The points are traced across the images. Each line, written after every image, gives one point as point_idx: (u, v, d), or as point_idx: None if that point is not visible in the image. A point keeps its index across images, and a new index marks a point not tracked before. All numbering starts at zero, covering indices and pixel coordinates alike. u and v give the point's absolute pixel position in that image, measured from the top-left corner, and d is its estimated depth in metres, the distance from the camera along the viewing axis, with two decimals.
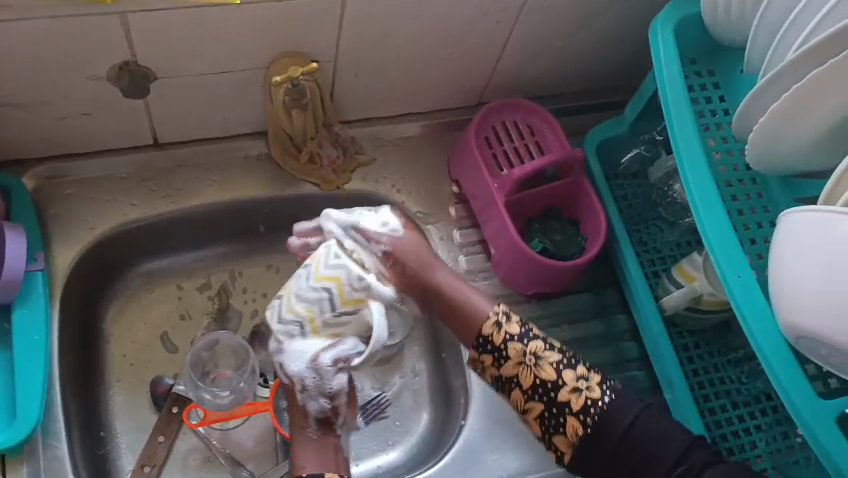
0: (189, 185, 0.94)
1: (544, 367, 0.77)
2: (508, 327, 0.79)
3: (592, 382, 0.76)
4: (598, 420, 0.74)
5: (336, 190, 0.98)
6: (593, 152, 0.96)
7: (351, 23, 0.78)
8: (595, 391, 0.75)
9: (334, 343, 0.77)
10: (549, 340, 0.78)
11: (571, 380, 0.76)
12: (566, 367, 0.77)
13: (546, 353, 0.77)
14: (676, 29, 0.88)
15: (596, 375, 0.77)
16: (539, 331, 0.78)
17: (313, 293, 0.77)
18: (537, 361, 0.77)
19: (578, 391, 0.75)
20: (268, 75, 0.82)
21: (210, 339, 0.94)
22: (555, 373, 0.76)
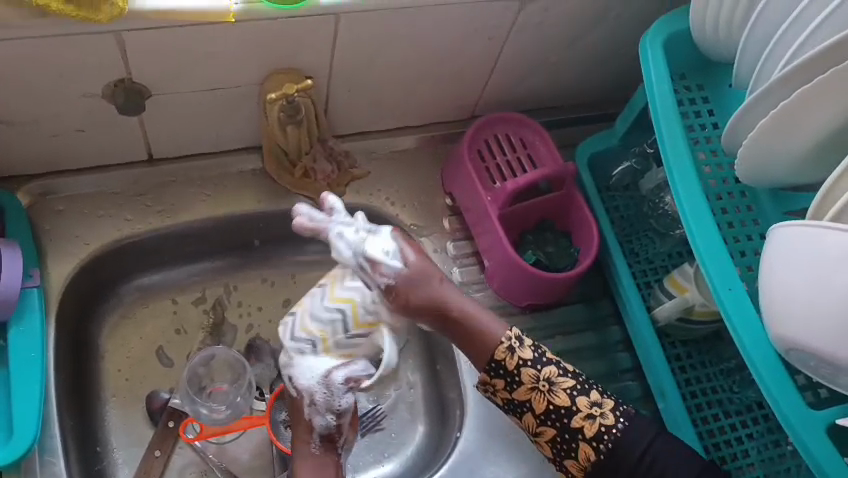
0: (57, 227, 0.91)
1: (525, 371, 0.78)
2: (520, 353, 0.79)
3: (606, 409, 0.78)
4: (610, 449, 0.76)
5: (200, 226, 0.97)
6: (451, 175, 1.00)
7: (198, 58, 0.79)
8: (569, 391, 0.78)
9: (345, 363, 0.71)
10: (532, 346, 0.80)
11: (529, 377, 0.78)
12: (561, 376, 0.79)
13: (552, 375, 0.78)
14: (512, 59, 0.95)
15: (609, 401, 0.78)
16: (511, 340, 0.79)
17: (317, 324, 0.71)
18: (552, 387, 0.78)
19: (593, 418, 0.77)
20: (107, 112, 0.84)
21: (75, 384, 0.90)
22: (543, 379, 0.78)
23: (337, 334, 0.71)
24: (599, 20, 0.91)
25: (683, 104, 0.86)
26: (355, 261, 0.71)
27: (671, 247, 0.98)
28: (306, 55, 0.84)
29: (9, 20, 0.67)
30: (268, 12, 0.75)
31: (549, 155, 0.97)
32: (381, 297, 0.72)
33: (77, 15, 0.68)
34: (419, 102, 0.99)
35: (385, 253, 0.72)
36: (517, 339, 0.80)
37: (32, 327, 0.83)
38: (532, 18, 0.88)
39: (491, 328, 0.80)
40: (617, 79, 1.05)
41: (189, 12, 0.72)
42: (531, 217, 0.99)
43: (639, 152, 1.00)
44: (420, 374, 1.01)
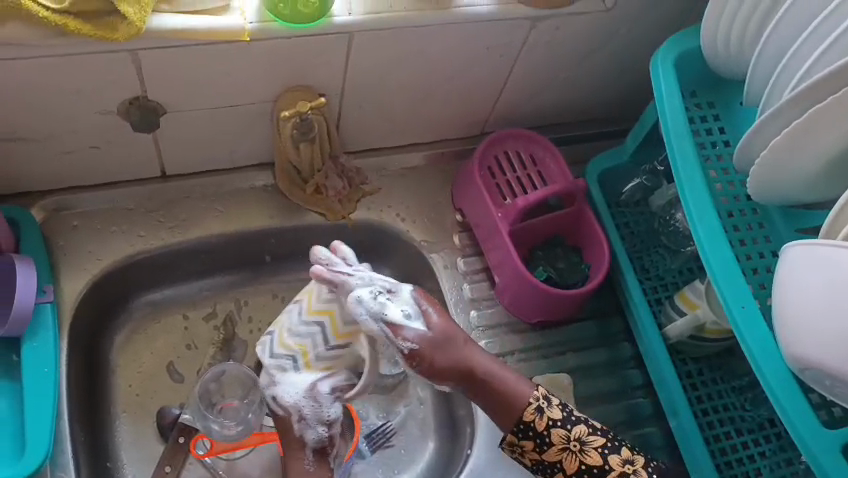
0: (70, 242, 0.92)
1: (555, 432, 0.80)
2: (549, 413, 0.80)
3: (638, 466, 0.79)
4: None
5: (212, 242, 0.97)
6: (462, 191, 1.00)
7: (213, 76, 0.80)
8: (601, 451, 0.79)
9: (327, 376, 0.77)
10: (560, 406, 0.81)
11: (560, 438, 0.79)
12: (591, 436, 0.79)
13: (582, 434, 0.79)
14: (522, 76, 0.95)
15: (640, 458, 0.79)
16: (539, 401, 0.81)
17: (296, 340, 0.78)
18: (583, 447, 0.79)
19: (627, 476, 0.78)
20: (122, 130, 0.84)
21: (87, 399, 0.90)
22: (573, 439, 0.79)
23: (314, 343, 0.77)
24: (609, 38, 0.92)
25: (694, 121, 0.86)
26: (379, 327, 0.75)
27: (682, 264, 0.98)
28: (319, 73, 0.85)
29: (28, 39, 0.68)
30: (283, 31, 0.76)
31: (559, 171, 0.97)
32: (405, 357, 0.78)
33: (94, 34, 0.69)
34: (430, 119, 0.99)
35: (403, 314, 0.77)
36: (545, 398, 0.81)
37: (46, 343, 0.83)
38: (543, 36, 0.88)
39: (517, 390, 0.81)
40: (627, 96, 1.06)
41: (205, 31, 0.73)
42: (542, 233, 0.99)
43: (649, 170, 1.00)
44: (430, 391, 1.01)
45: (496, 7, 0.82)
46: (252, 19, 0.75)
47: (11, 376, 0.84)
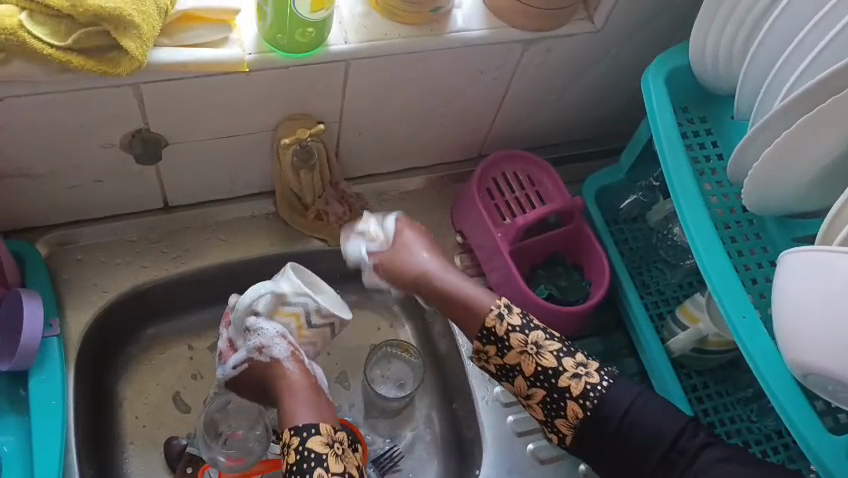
0: (75, 275, 0.93)
1: (514, 337, 0.84)
2: (509, 319, 0.85)
3: (591, 368, 0.82)
4: (596, 404, 0.80)
5: (215, 272, 0.98)
6: (461, 213, 1.02)
7: (212, 107, 0.82)
8: (556, 354, 0.83)
9: (263, 320, 0.83)
10: (519, 314, 0.86)
11: (518, 342, 0.83)
12: (548, 341, 0.83)
13: (540, 339, 0.83)
14: (516, 99, 0.97)
15: (593, 362, 0.83)
16: (499, 309, 0.86)
17: (291, 312, 0.84)
18: (540, 349, 0.83)
19: (578, 377, 0.81)
20: (126, 163, 0.86)
21: (94, 430, 0.90)
22: (531, 342, 0.83)
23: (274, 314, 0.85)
24: (600, 58, 0.94)
25: (687, 137, 0.87)
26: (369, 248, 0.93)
27: (683, 279, 0.98)
28: (317, 101, 0.86)
29: (33, 77, 0.70)
30: (282, 61, 0.78)
31: (557, 191, 0.99)
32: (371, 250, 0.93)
33: (97, 69, 0.70)
34: (427, 145, 1.01)
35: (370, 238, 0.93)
36: (506, 306, 0.86)
37: (52, 377, 0.84)
38: (535, 59, 0.90)
39: (481, 302, 0.88)
40: (620, 115, 1.07)
41: (204, 64, 0.75)
42: (541, 251, 1.00)
43: (645, 186, 1.01)
44: (437, 412, 1.01)
45: (489, 31, 0.84)
46: (250, 50, 0.77)
47: (17, 409, 0.84)
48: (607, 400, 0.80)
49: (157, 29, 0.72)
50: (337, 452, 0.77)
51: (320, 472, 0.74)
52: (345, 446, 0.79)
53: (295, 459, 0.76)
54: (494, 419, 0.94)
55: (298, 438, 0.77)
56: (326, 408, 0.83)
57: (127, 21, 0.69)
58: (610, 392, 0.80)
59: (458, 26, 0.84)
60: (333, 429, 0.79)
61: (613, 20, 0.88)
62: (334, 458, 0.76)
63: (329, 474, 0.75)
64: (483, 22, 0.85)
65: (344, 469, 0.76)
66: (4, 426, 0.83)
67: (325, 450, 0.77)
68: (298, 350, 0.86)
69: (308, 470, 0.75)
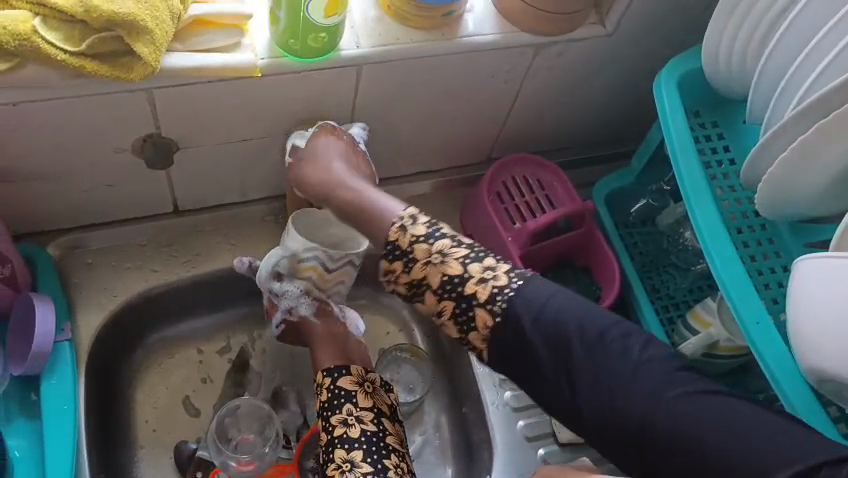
0: (86, 279, 0.93)
1: (418, 247, 0.79)
2: (413, 230, 0.80)
3: (499, 272, 0.78)
4: (504, 309, 0.76)
5: (225, 276, 0.98)
6: (471, 217, 1.01)
7: (223, 112, 0.82)
8: (462, 261, 0.78)
9: (284, 284, 0.89)
10: (426, 224, 0.81)
11: (423, 253, 0.79)
12: (454, 249, 0.79)
13: (444, 247, 0.79)
14: (525, 103, 0.97)
15: (502, 265, 0.79)
16: (403, 220, 0.81)
17: (308, 267, 0.87)
18: (445, 258, 0.78)
19: (485, 282, 0.77)
20: (138, 167, 0.86)
21: (105, 434, 0.90)
22: (436, 252, 0.79)
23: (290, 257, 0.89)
24: (611, 62, 0.94)
25: (699, 141, 0.87)
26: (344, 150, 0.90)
27: (693, 283, 0.98)
28: (328, 105, 0.86)
29: (46, 81, 0.70)
30: (294, 66, 0.78)
31: (567, 195, 0.98)
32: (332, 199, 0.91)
33: (110, 74, 0.70)
34: (436, 148, 1.01)
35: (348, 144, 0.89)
36: (410, 217, 0.81)
37: (65, 380, 0.84)
38: (546, 63, 0.90)
39: (385, 211, 0.83)
40: (630, 119, 1.07)
41: (217, 68, 0.75)
42: (551, 255, 0.99)
43: (656, 190, 1.01)
44: (446, 417, 1.01)
45: (501, 36, 0.84)
46: (262, 55, 0.77)
47: (29, 413, 0.84)
48: (523, 298, 0.76)
49: (171, 34, 0.72)
50: (367, 390, 0.85)
51: (349, 408, 0.82)
52: (376, 386, 0.86)
53: (327, 397, 0.84)
54: (504, 424, 0.94)
55: (330, 377, 0.85)
56: (355, 357, 0.91)
57: (141, 26, 0.69)
58: (519, 296, 0.76)
59: (469, 30, 0.84)
60: (364, 370, 0.87)
61: (624, 24, 0.88)
62: (363, 396, 0.84)
63: (358, 409, 0.82)
64: (495, 27, 0.85)
65: (374, 406, 0.83)
66: (15, 430, 0.83)
67: (355, 389, 0.84)
68: (327, 302, 0.92)
69: (339, 405, 0.82)
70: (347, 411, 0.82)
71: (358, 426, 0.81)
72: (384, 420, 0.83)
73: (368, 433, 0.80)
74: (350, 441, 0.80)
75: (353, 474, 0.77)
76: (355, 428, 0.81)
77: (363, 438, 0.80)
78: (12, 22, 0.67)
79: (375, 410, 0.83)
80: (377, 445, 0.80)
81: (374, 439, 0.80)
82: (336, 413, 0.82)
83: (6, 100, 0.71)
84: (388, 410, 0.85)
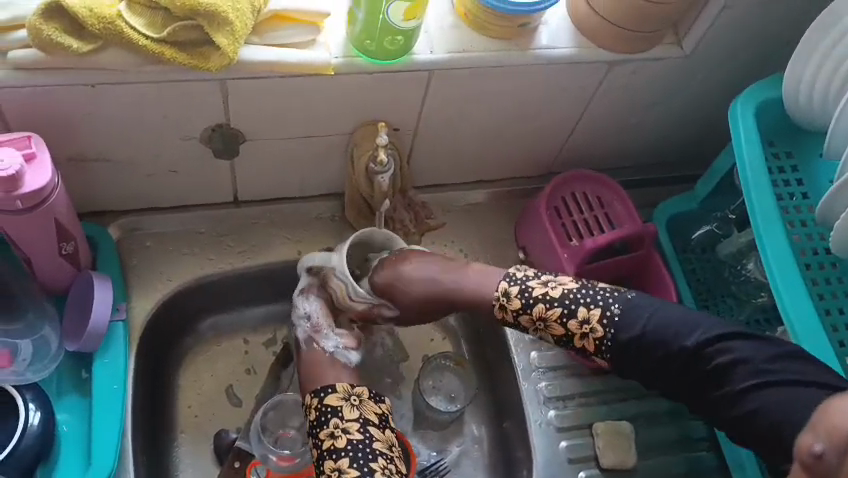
0: (143, 262, 0.94)
1: (521, 319, 0.83)
2: (510, 306, 0.83)
3: (594, 323, 0.80)
4: (614, 354, 0.80)
5: (278, 269, 0.99)
6: (526, 229, 1.00)
7: (293, 108, 0.82)
8: (560, 321, 0.81)
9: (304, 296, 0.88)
10: (518, 294, 0.83)
11: (527, 321, 0.83)
12: (549, 310, 0.81)
13: (542, 312, 0.81)
14: (593, 119, 0.96)
15: (595, 311, 0.80)
16: (499, 298, 0.83)
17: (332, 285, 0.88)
18: (546, 323, 0.81)
19: (587, 336, 0.80)
20: (203, 156, 0.87)
21: (150, 417, 0.91)
22: (536, 319, 0.82)
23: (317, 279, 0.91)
24: (684, 84, 0.92)
25: (772, 172, 0.84)
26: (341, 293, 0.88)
27: (750, 316, 0.96)
28: (396, 109, 0.86)
29: (125, 66, 0.71)
30: (367, 66, 0.78)
31: (628, 214, 0.97)
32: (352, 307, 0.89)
33: (189, 63, 0.71)
34: (498, 158, 1.00)
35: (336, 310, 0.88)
36: (503, 295, 0.83)
37: (117, 359, 0.85)
38: (618, 80, 0.89)
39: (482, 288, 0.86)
40: (698, 142, 1.05)
41: (292, 64, 0.75)
42: (608, 277, 0.97)
43: (721, 217, 0.98)
44: (486, 429, 1.00)
45: (575, 49, 0.83)
46: (337, 54, 0.77)
47: (81, 389, 0.85)
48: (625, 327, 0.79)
49: (249, 27, 0.72)
50: (354, 403, 0.81)
51: (336, 422, 0.79)
52: (364, 398, 0.82)
53: (315, 415, 0.81)
54: (546, 442, 0.93)
55: (316, 398, 0.82)
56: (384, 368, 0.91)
57: (221, 18, 0.70)
58: (619, 338, 0.79)
59: (544, 42, 0.82)
60: (351, 385, 0.83)
61: (703, 46, 0.86)
62: (349, 408, 0.80)
63: (344, 422, 0.79)
64: (570, 40, 0.83)
65: (360, 416, 0.80)
66: (65, 405, 0.84)
67: (341, 403, 0.81)
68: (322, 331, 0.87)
69: (325, 420, 0.80)
70: (333, 424, 0.79)
71: (344, 437, 0.78)
72: (371, 428, 0.80)
73: (353, 442, 0.78)
74: (337, 451, 0.78)
75: None
76: (342, 439, 0.78)
77: (349, 447, 0.77)
78: (98, 6, 0.69)
79: (361, 420, 0.80)
80: (363, 452, 0.77)
81: (360, 446, 0.78)
82: (324, 427, 0.79)
83: (85, 82, 0.72)
84: (377, 419, 0.81)
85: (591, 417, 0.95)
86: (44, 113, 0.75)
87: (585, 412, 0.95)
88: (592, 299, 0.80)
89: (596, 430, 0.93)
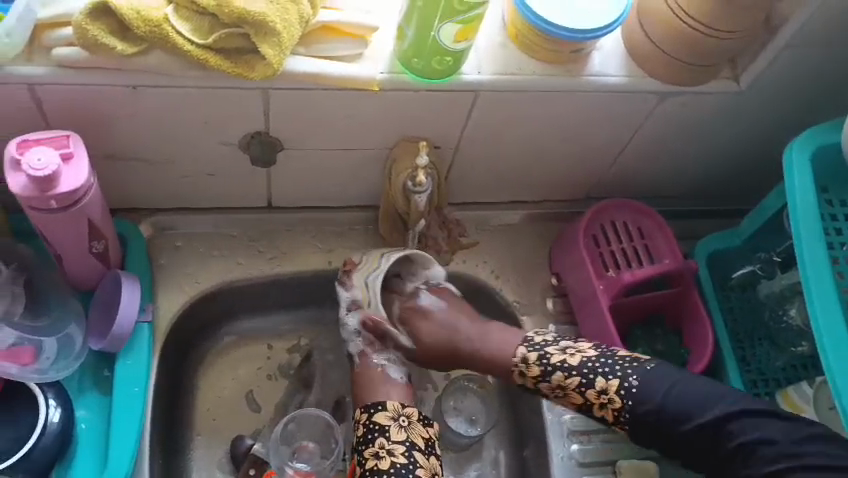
0: (172, 262, 0.93)
1: (541, 386, 0.83)
2: (529, 372, 0.84)
3: (612, 393, 0.79)
4: (633, 424, 0.79)
5: (307, 278, 0.97)
6: (562, 255, 0.98)
7: (334, 120, 0.80)
8: (579, 390, 0.81)
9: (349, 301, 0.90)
10: (536, 362, 0.83)
11: (547, 389, 0.83)
12: (568, 380, 0.81)
13: (560, 381, 0.81)
14: (639, 148, 0.93)
15: (613, 382, 0.79)
16: (518, 365, 0.84)
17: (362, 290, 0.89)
18: (566, 392, 0.82)
19: (606, 407, 0.80)
20: (241, 161, 0.86)
21: (167, 418, 0.90)
22: (555, 386, 0.82)
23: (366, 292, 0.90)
24: (737, 118, 0.89)
25: (824, 219, 0.81)
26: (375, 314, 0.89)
27: (787, 362, 0.92)
28: (438, 126, 0.84)
29: (169, 70, 0.70)
30: (412, 84, 0.76)
31: (668, 247, 0.94)
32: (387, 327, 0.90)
33: (233, 71, 0.70)
34: (538, 180, 0.98)
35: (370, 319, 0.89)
36: (522, 362, 0.84)
37: (139, 361, 0.84)
38: (669, 111, 0.86)
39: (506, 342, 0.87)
40: (746, 177, 1.01)
41: (337, 78, 0.73)
42: (643, 310, 0.95)
43: (765, 259, 0.95)
44: (505, 454, 0.98)
45: (627, 78, 0.80)
46: (382, 69, 0.75)
47: (101, 388, 0.84)
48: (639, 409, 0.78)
49: (296, 38, 0.71)
50: (401, 424, 0.82)
51: (381, 442, 0.81)
52: (413, 420, 0.83)
53: (362, 432, 0.82)
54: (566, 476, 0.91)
55: (368, 415, 0.83)
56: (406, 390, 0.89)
57: (269, 28, 0.68)
58: (636, 411, 0.78)
59: (597, 68, 0.80)
60: (402, 404, 0.84)
61: (760, 82, 0.83)
62: (397, 429, 0.82)
63: (390, 443, 0.81)
64: (623, 68, 0.81)
65: (406, 439, 0.81)
66: (83, 402, 0.84)
67: (389, 423, 0.82)
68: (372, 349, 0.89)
69: (371, 439, 0.81)
70: (379, 444, 0.80)
71: (389, 459, 0.79)
72: (416, 453, 0.80)
73: (397, 466, 0.78)
74: (380, 473, 0.78)
75: None
76: (385, 461, 0.79)
77: (391, 470, 0.78)
78: (146, 9, 0.68)
79: (408, 443, 0.81)
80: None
81: (404, 471, 0.78)
82: (369, 446, 0.81)
83: (127, 83, 0.71)
84: (423, 444, 0.82)
85: (615, 454, 0.92)
86: (84, 111, 0.75)
87: (609, 449, 0.92)
88: (610, 370, 0.80)
89: (620, 468, 0.91)
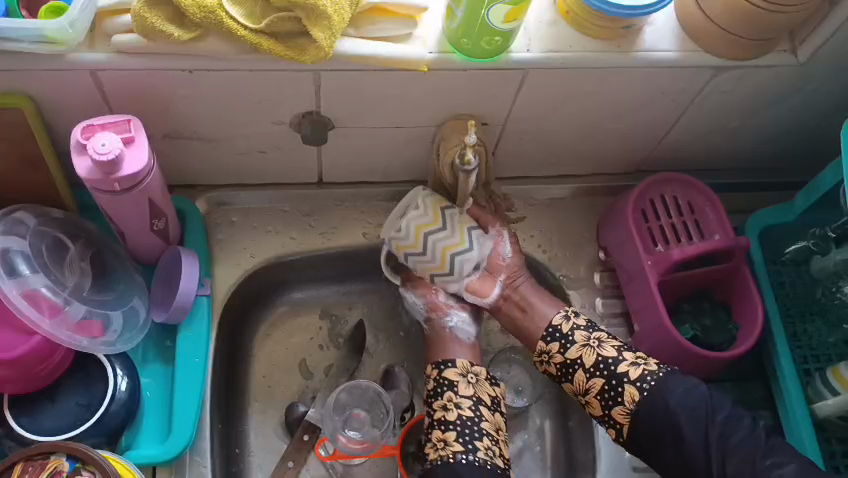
0: (228, 236, 0.97)
1: (578, 333, 0.86)
2: (575, 320, 0.88)
3: (650, 360, 0.83)
4: (654, 387, 0.80)
5: (358, 251, 1.00)
6: (610, 229, 0.97)
7: (383, 98, 0.81)
8: (617, 348, 0.84)
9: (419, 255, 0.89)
10: (586, 320, 0.89)
11: (582, 337, 0.86)
12: (610, 339, 0.86)
13: (602, 336, 0.86)
14: (690, 122, 0.92)
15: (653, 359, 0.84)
16: (566, 311, 0.89)
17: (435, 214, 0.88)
18: (601, 342, 0.85)
19: (637, 365, 0.82)
20: (292, 140, 0.88)
21: (226, 385, 0.95)
22: (594, 338, 0.86)
23: (403, 241, 0.89)
24: (795, 91, 0.87)
25: None
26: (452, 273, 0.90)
27: (840, 338, 0.92)
28: (486, 104, 0.85)
29: (222, 54, 0.72)
30: (462, 63, 0.76)
31: (719, 223, 0.93)
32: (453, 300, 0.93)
33: (285, 55, 0.71)
34: (586, 155, 0.97)
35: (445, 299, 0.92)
36: (573, 312, 0.89)
37: (199, 334, 0.88)
38: (722, 86, 0.85)
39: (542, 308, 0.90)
40: (802, 149, 1.00)
41: (388, 59, 0.74)
42: (691, 285, 0.95)
43: (819, 234, 0.93)
44: (550, 423, 0.99)
45: (681, 54, 0.79)
46: (432, 49, 0.76)
47: (164, 358, 0.90)
48: (667, 389, 0.79)
49: (347, 20, 0.71)
50: (471, 381, 0.87)
51: (450, 395, 0.85)
52: (481, 378, 0.88)
53: (433, 385, 0.87)
54: (611, 445, 0.93)
55: (437, 369, 0.88)
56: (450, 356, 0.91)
57: (320, 11, 0.69)
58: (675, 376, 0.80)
59: (649, 44, 0.79)
60: (470, 363, 0.89)
61: (819, 56, 0.81)
62: (465, 384, 0.86)
63: (457, 397, 0.85)
64: (677, 44, 0.79)
65: (473, 394, 0.86)
66: (148, 371, 0.89)
67: (458, 378, 0.87)
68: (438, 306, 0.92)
69: (441, 393, 0.86)
70: (447, 397, 0.85)
71: (456, 412, 0.84)
72: (482, 407, 0.85)
73: (463, 418, 0.83)
74: (446, 423, 0.83)
75: (445, 451, 0.82)
76: (452, 413, 0.84)
77: (458, 421, 0.83)
78: None
79: (474, 399, 0.85)
80: (471, 429, 0.83)
81: (468, 423, 0.83)
82: (438, 399, 0.86)
83: (184, 68, 0.73)
84: (489, 400, 0.86)
85: None
86: (144, 95, 0.77)
87: None
88: None
89: None
